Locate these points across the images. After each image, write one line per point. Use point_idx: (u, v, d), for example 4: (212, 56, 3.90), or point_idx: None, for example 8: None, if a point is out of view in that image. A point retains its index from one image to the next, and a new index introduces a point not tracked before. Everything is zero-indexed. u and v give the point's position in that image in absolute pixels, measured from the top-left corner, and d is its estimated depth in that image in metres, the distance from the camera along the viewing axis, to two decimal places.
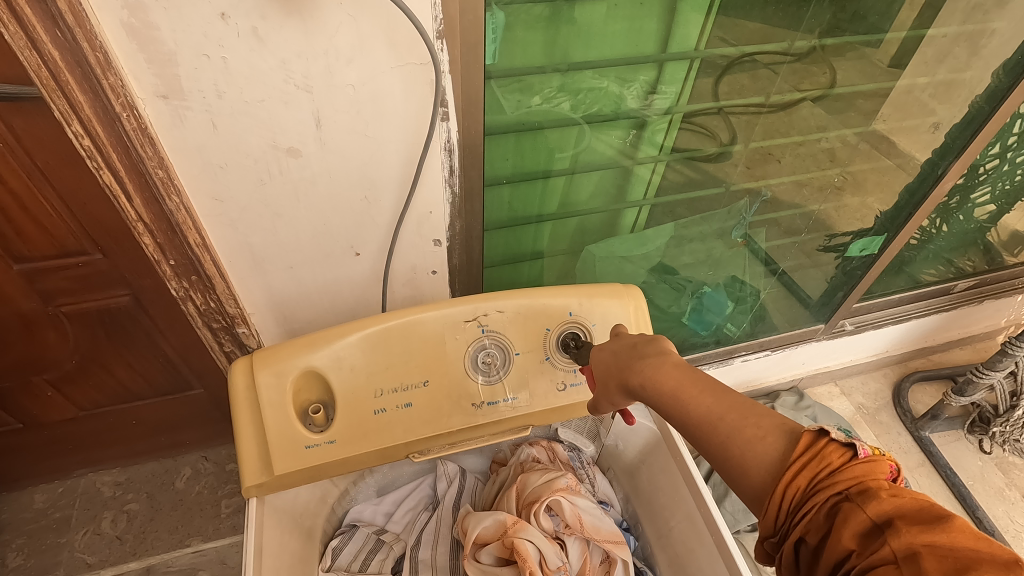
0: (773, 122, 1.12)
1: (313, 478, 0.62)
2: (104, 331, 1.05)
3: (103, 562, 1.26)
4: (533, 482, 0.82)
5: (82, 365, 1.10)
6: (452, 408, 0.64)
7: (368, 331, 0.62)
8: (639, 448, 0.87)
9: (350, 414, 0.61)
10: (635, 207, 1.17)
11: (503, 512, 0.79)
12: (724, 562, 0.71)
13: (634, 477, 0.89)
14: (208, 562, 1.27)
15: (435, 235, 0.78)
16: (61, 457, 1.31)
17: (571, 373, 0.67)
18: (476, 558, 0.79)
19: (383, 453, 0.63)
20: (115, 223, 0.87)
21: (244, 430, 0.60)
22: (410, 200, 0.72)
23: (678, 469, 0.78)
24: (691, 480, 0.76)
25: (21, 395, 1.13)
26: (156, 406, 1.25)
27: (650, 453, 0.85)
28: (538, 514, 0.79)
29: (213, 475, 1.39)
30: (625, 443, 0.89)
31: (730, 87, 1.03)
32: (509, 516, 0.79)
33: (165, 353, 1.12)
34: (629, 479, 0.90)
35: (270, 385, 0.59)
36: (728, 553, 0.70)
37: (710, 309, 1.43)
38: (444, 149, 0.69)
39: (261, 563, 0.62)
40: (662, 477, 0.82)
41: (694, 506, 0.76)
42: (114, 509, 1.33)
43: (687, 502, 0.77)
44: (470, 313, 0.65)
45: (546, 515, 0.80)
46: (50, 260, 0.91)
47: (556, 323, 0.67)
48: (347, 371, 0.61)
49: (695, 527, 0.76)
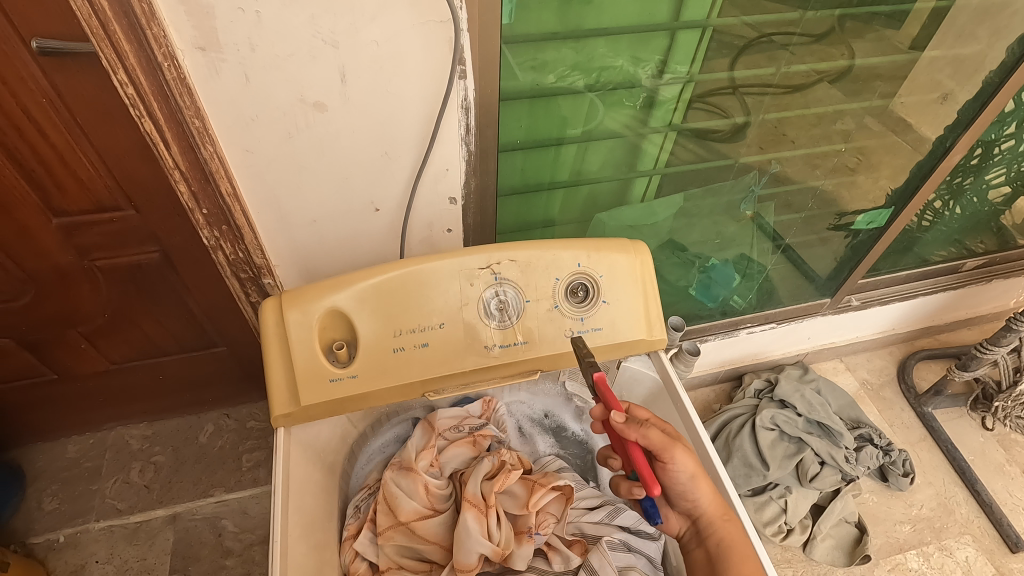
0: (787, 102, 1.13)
1: (335, 411, 0.67)
2: (135, 286, 1.10)
3: (132, 508, 1.34)
4: (403, 487, 0.76)
5: (113, 320, 1.15)
6: (466, 350, 0.68)
7: (389, 275, 0.66)
8: (642, 399, 0.81)
9: (371, 351, 0.66)
10: (645, 177, 1.19)
11: (470, 531, 0.72)
12: (724, 509, 0.67)
13: None
14: (230, 511, 1.35)
15: (451, 193, 0.82)
16: (90, 410, 1.38)
17: (578, 321, 0.71)
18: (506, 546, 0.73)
19: (401, 389, 0.67)
20: (149, 180, 0.92)
21: (274, 363, 0.65)
22: (428, 157, 0.76)
23: (679, 417, 0.75)
24: (692, 427, 0.72)
25: (56, 348, 1.18)
26: (181, 362, 1.31)
27: (653, 403, 0.80)
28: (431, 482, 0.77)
29: (233, 432, 1.46)
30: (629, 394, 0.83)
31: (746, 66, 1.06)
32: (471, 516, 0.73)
33: (191, 310, 1.18)
34: None
35: (298, 322, 0.64)
36: (721, 488, 0.68)
37: (717, 283, 1.45)
38: (461, 106, 0.72)
39: (287, 488, 0.66)
40: None
41: (694, 451, 0.72)
42: (142, 461, 1.41)
43: (687, 447, 0.73)
44: (484, 261, 0.68)
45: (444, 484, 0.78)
46: (86, 215, 0.95)
47: (565, 273, 0.70)
48: (369, 311, 0.65)
49: None
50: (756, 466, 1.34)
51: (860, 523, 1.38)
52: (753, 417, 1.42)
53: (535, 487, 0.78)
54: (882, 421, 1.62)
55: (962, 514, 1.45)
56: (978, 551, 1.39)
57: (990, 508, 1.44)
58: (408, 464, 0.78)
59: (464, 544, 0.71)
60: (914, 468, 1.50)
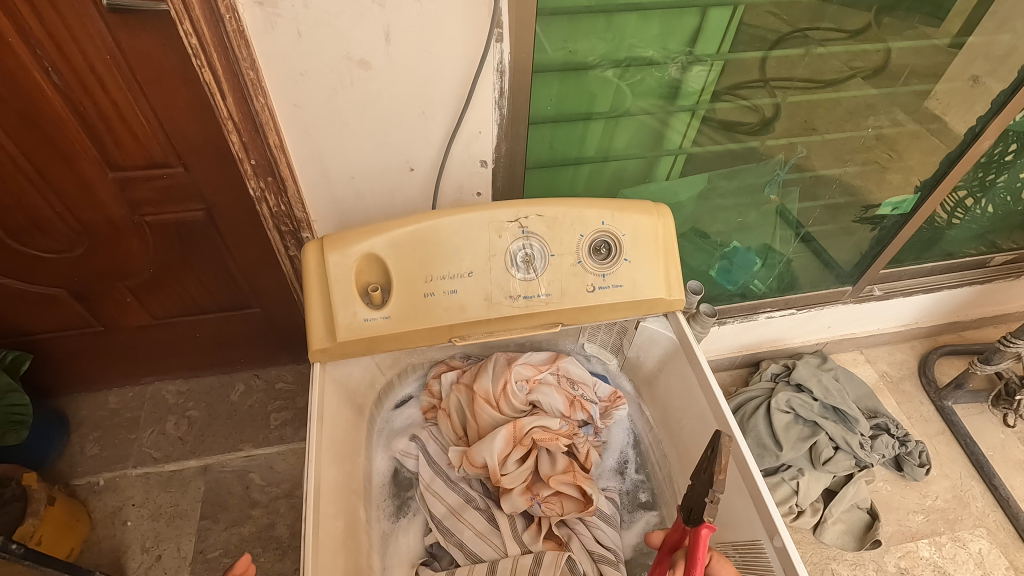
0: (819, 99, 1.16)
1: (369, 350, 0.71)
2: (179, 242, 1.16)
3: (167, 458, 1.42)
4: (492, 372, 0.85)
5: (157, 275, 1.22)
6: (492, 299, 0.72)
7: (423, 224, 0.70)
8: (659, 359, 0.84)
9: (404, 295, 0.70)
10: (671, 156, 1.21)
11: (500, 437, 0.79)
12: (734, 460, 0.70)
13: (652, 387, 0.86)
14: (258, 465, 1.42)
15: (482, 156, 0.86)
16: (130, 364, 1.46)
17: (601, 277, 0.74)
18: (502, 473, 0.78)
19: (430, 333, 0.72)
20: (199, 138, 0.97)
21: (314, 301, 0.69)
22: (463, 118, 0.80)
23: (694, 375, 0.78)
24: (706, 384, 0.75)
25: (104, 300, 1.26)
26: (217, 321, 1.37)
27: (669, 362, 0.83)
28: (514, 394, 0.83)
29: (263, 392, 1.53)
30: (645, 354, 0.86)
31: (779, 61, 1.08)
32: (507, 431, 0.79)
33: (230, 268, 1.24)
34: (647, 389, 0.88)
35: (338, 263, 0.68)
36: (730, 439, 0.70)
37: (738, 267, 1.46)
38: (496, 69, 0.76)
39: (322, 419, 0.71)
40: (678, 383, 0.81)
41: (706, 406, 0.75)
42: (177, 414, 1.49)
43: (701, 403, 0.76)
44: (513, 215, 0.72)
45: (519, 397, 0.83)
46: (139, 170, 1.02)
47: (589, 231, 0.73)
48: (404, 256, 0.69)
49: (705, 425, 0.75)
50: (769, 447, 1.36)
51: (872, 510, 1.39)
52: (768, 400, 1.44)
53: (566, 475, 0.78)
54: (900, 413, 1.62)
55: (977, 507, 1.44)
56: (993, 544, 1.39)
57: (1007, 502, 1.44)
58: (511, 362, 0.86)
59: (487, 443, 0.79)
60: (930, 460, 1.50)
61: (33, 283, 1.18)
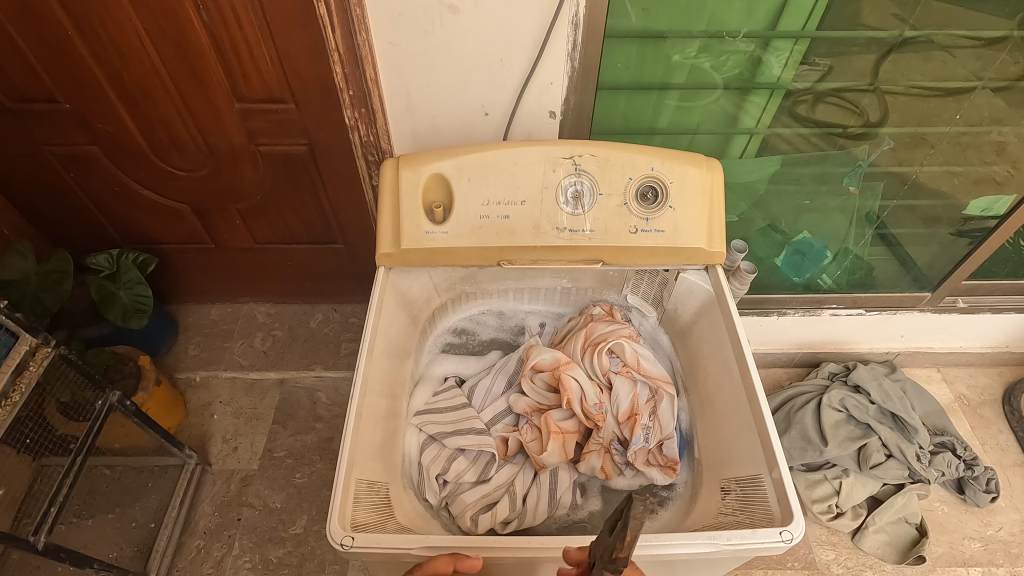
0: (936, 106, 1.14)
1: (427, 260, 0.81)
2: (284, 173, 1.33)
3: (252, 367, 1.62)
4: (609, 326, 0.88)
5: (263, 201, 1.40)
6: (540, 228, 0.79)
7: (487, 153, 0.78)
8: (694, 313, 0.87)
9: (462, 214, 0.79)
10: (746, 135, 1.21)
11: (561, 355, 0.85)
12: (749, 407, 0.72)
13: (685, 341, 0.90)
14: (325, 386, 1.59)
15: (552, 107, 0.93)
16: (232, 283, 1.67)
17: (644, 221, 0.79)
18: (529, 378, 0.85)
19: (481, 252, 0.80)
20: (310, 77, 1.12)
21: (386, 210, 0.80)
22: (536, 67, 0.87)
23: (725, 328, 0.81)
24: (736, 335, 0.78)
25: (218, 219, 1.46)
26: (307, 251, 1.55)
27: (703, 316, 0.86)
28: (600, 350, 0.84)
29: (338, 323, 1.70)
30: (682, 308, 0.89)
31: (894, 65, 1.08)
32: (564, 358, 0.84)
33: (323, 202, 1.40)
34: (679, 343, 0.91)
35: (409, 179, 0.78)
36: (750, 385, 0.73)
37: (808, 258, 1.44)
38: (570, 23, 0.83)
39: (380, 314, 0.82)
40: (709, 336, 0.84)
41: (732, 356, 0.78)
42: (264, 332, 1.69)
43: (727, 354, 0.79)
44: (569, 153, 0.78)
45: (605, 357, 0.84)
46: (260, 103, 1.18)
47: (638, 175, 0.78)
48: (466, 180, 0.78)
49: (727, 374, 0.78)
50: (814, 441, 1.34)
51: (922, 526, 1.33)
52: (820, 396, 1.41)
53: (555, 431, 0.79)
54: (972, 437, 1.51)
55: None
56: None
57: None
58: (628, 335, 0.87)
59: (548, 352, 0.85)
60: (999, 489, 1.40)
61: (164, 197, 1.39)
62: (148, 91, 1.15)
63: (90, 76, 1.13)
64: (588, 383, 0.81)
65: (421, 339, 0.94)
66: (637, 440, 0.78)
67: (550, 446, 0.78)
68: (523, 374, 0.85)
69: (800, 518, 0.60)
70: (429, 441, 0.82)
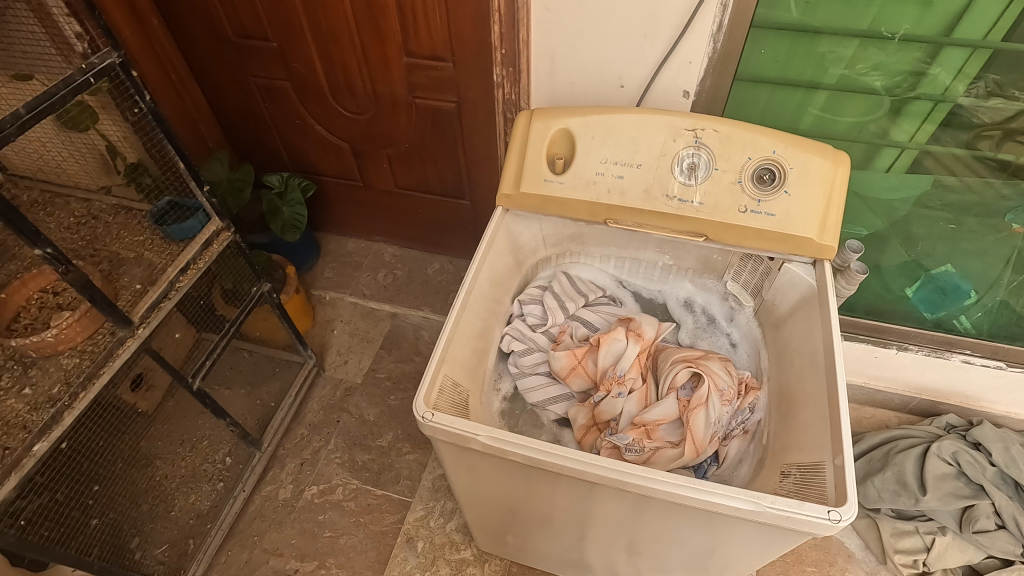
0: None
1: (539, 207, 0.89)
2: (431, 126, 1.48)
3: (372, 297, 1.82)
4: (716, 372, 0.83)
5: (409, 150, 1.57)
6: (651, 193, 0.84)
7: (614, 116, 0.84)
8: (792, 305, 0.87)
9: (580, 168, 0.85)
10: (895, 149, 1.13)
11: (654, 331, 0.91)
12: (827, 397, 0.72)
13: (778, 332, 0.89)
14: (430, 326, 1.75)
15: (686, 87, 0.96)
16: (370, 222, 1.88)
17: (755, 201, 0.81)
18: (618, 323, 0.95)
19: (590, 207, 0.86)
20: (472, 40, 1.24)
21: (514, 155, 0.89)
22: (678, 45, 0.91)
23: (821, 320, 0.80)
24: (829, 328, 0.77)
25: (370, 161, 1.66)
26: (438, 202, 1.71)
27: (801, 308, 0.85)
28: (682, 366, 0.83)
29: (451, 274, 1.85)
30: (781, 299, 0.89)
31: None
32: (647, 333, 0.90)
33: (460, 158, 1.54)
34: (772, 334, 0.90)
35: (539, 130, 0.87)
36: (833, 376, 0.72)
37: (946, 295, 1.32)
38: (720, 4, 0.85)
39: (490, 247, 0.91)
40: (803, 329, 0.83)
41: (821, 347, 0.77)
42: (387, 270, 1.88)
43: (817, 345, 0.78)
44: (692, 125, 0.82)
45: (685, 379, 0.83)
46: (424, 59, 1.33)
47: (757, 156, 0.80)
48: (589, 137, 0.85)
49: (813, 365, 0.77)
50: (910, 487, 1.23)
51: None
52: (929, 444, 1.28)
53: (581, 353, 0.89)
54: None
55: None
56: None
57: None
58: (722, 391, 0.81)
59: (650, 333, 0.90)
60: None
61: (332, 134, 1.61)
62: (337, 38, 1.35)
63: (297, 21, 1.35)
64: (627, 355, 0.87)
65: (523, 282, 1.02)
66: (623, 437, 0.78)
67: (563, 355, 0.89)
68: (621, 318, 0.95)
69: (853, 502, 0.60)
70: (534, 294, 0.99)
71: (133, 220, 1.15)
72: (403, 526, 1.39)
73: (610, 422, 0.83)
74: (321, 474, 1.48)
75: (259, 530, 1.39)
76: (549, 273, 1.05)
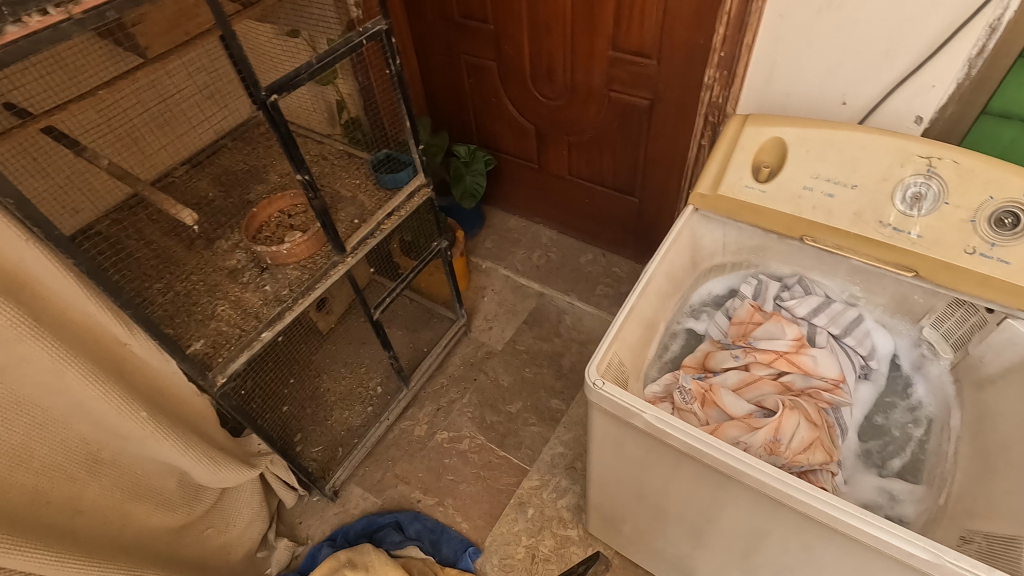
0: None
1: (733, 212, 0.90)
2: (619, 120, 1.52)
3: (523, 274, 1.92)
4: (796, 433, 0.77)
5: (592, 140, 1.62)
6: (863, 217, 0.82)
7: (837, 132, 0.84)
8: (1006, 366, 0.78)
9: (787, 179, 0.86)
10: None
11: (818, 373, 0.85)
12: None
13: (980, 393, 0.81)
14: (573, 312, 1.82)
15: (921, 112, 0.95)
16: (535, 203, 1.98)
17: (985, 244, 0.76)
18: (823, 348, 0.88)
19: (791, 220, 0.87)
20: (684, 41, 1.26)
21: (717, 154, 0.91)
22: (923, 67, 0.90)
23: None
24: None
25: (550, 145, 1.74)
26: (607, 195, 1.75)
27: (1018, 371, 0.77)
28: (784, 400, 0.79)
29: (602, 267, 1.90)
30: (991, 358, 0.80)
31: None
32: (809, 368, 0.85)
33: (640, 155, 1.56)
34: (971, 394, 0.82)
35: (750, 133, 0.89)
36: None
37: None
38: (986, 27, 0.82)
39: (676, 240, 0.94)
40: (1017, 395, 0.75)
41: None
42: (542, 251, 1.97)
43: None
44: (928, 154, 0.79)
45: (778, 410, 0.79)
46: (629, 55, 1.37)
47: (999, 197, 0.75)
48: (805, 150, 0.85)
49: None
50: None
51: None
52: None
53: (762, 322, 0.90)
54: None
55: None
56: None
57: None
58: (783, 444, 0.76)
59: (810, 366, 0.85)
60: None
61: (522, 115, 1.72)
62: (551, 26, 1.43)
63: (517, 8, 1.45)
64: (773, 341, 0.86)
65: (697, 282, 1.03)
66: (688, 380, 0.84)
67: (748, 309, 0.93)
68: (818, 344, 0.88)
69: None
70: (813, 285, 0.95)
71: (351, 164, 1.34)
72: (517, 490, 1.47)
73: (710, 367, 0.88)
74: (453, 422, 1.61)
75: (393, 456, 1.56)
76: (845, 293, 0.95)
